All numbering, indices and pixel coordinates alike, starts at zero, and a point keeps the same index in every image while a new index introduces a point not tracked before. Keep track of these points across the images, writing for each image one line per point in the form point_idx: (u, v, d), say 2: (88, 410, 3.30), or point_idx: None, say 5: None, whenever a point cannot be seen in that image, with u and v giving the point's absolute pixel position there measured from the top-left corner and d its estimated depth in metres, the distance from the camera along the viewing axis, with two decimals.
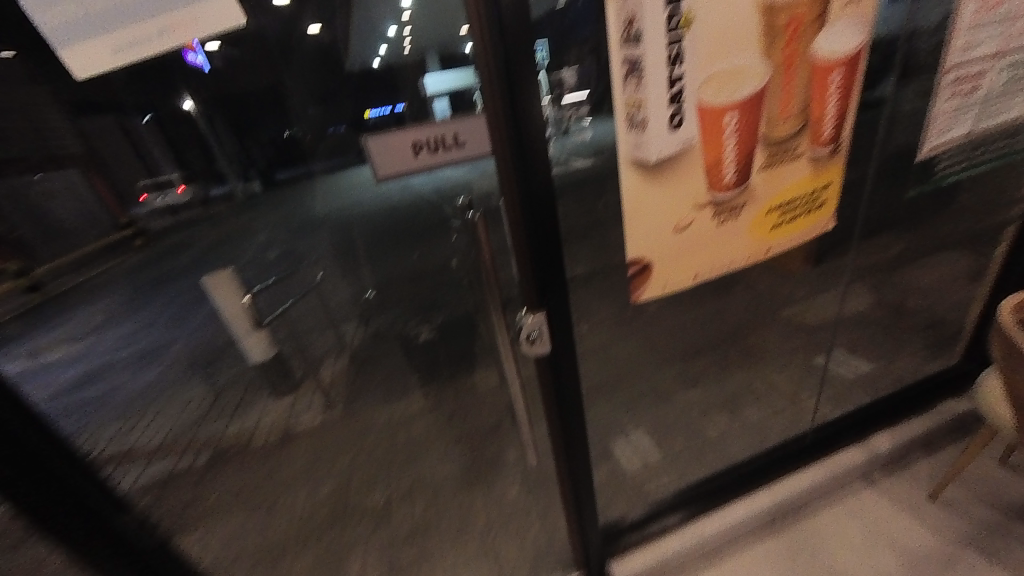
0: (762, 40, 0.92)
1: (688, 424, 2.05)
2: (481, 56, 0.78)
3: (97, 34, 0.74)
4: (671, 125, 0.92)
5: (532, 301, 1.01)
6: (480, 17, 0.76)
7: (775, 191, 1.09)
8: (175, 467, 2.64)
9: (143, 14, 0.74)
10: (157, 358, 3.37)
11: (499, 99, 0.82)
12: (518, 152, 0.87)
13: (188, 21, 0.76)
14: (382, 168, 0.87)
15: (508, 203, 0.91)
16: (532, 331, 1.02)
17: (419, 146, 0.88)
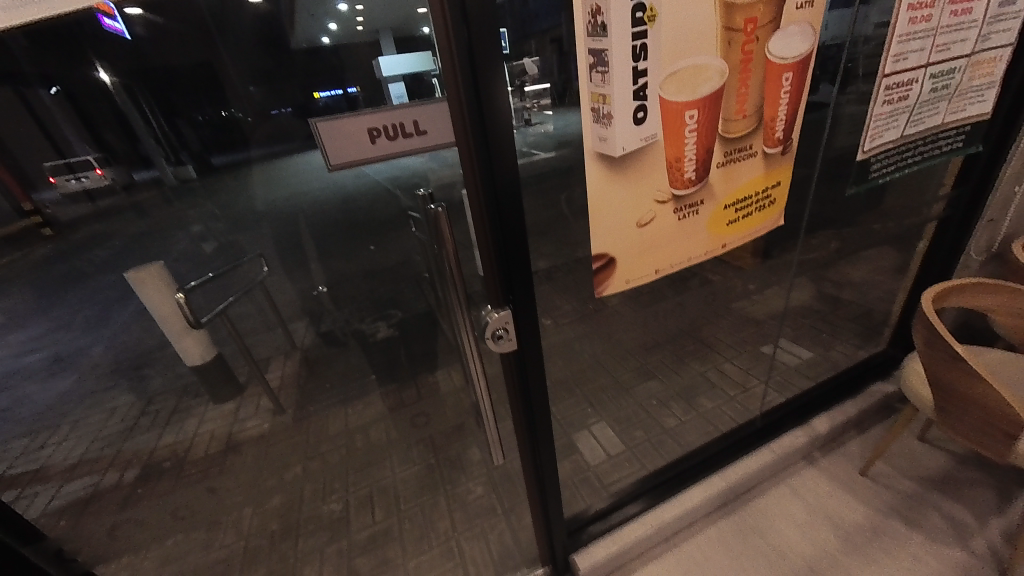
0: (721, 39, 0.93)
1: (646, 413, 2.16)
2: (441, 35, 0.73)
3: None
4: (636, 120, 0.91)
5: (497, 297, 0.98)
6: (443, 1, 0.71)
7: (731, 188, 1.13)
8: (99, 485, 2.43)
9: None
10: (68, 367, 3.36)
11: (462, 88, 0.78)
12: (483, 143, 0.83)
13: None
14: (335, 154, 0.78)
15: (471, 198, 0.87)
16: (498, 328, 0.99)
17: (377, 132, 0.80)
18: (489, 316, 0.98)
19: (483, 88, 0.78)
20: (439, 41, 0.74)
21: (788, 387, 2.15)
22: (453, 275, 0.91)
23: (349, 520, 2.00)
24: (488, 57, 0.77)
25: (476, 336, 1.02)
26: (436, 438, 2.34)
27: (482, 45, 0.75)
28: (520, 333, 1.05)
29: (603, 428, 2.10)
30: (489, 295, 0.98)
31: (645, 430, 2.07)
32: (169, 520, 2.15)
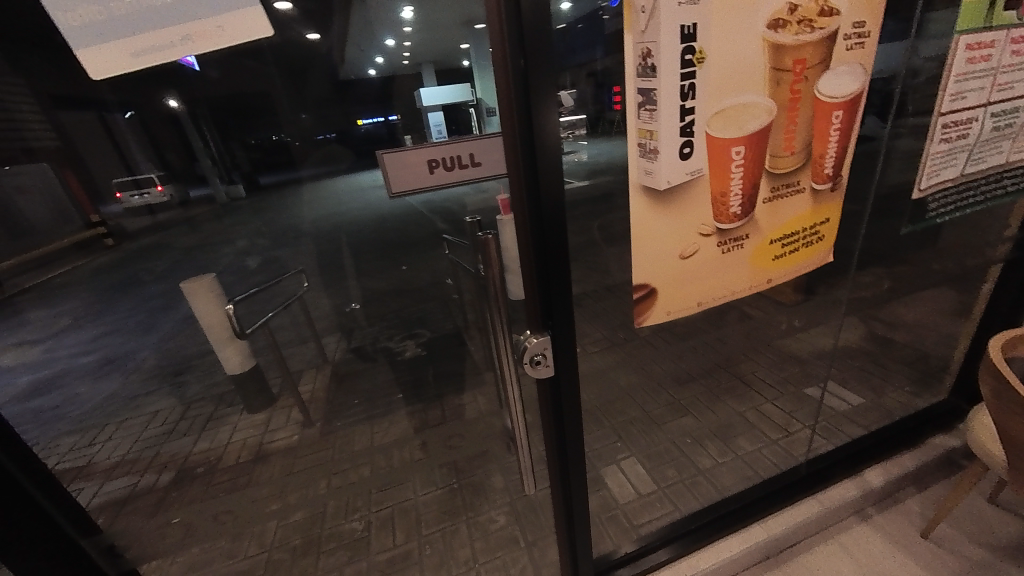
0: (769, 79, 0.94)
1: (679, 453, 2.17)
2: (500, 75, 0.77)
3: (113, 36, 0.74)
4: (681, 156, 0.92)
5: (537, 323, 0.99)
6: (503, 43, 0.75)
7: (778, 223, 1.11)
8: (137, 485, 2.56)
9: (168, 21, 0.74)
10: (126, 372, 3.77)
11: (516, 122, 0.80)
12: (532, 174, 0.84)
13: (210, 31, 0.75)
14: (396, 183, 0.84)
15: (517, 227, 0.89)
16: (536, 354, 0.99)
17: (435, 163, 0.85)
18: (525, 341, 0.99)
19: (535, 124, 0.80)
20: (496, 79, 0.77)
21: (835, 433, 2.09)
22: (495, 300, 0.93)
23: (370, 541, 1.98)
24: (543, 95, 0.79)
25: (513, 360, 1.03)
26: (460, 460, 2.33)
27: (537, 83, 0.78)
28: (558, 359, 1.04)
29: (633, 464, 2.14)
30: (529, 322, 1.00)
31: (678, 469, 2.08)
32: (198, 525, 2.20)
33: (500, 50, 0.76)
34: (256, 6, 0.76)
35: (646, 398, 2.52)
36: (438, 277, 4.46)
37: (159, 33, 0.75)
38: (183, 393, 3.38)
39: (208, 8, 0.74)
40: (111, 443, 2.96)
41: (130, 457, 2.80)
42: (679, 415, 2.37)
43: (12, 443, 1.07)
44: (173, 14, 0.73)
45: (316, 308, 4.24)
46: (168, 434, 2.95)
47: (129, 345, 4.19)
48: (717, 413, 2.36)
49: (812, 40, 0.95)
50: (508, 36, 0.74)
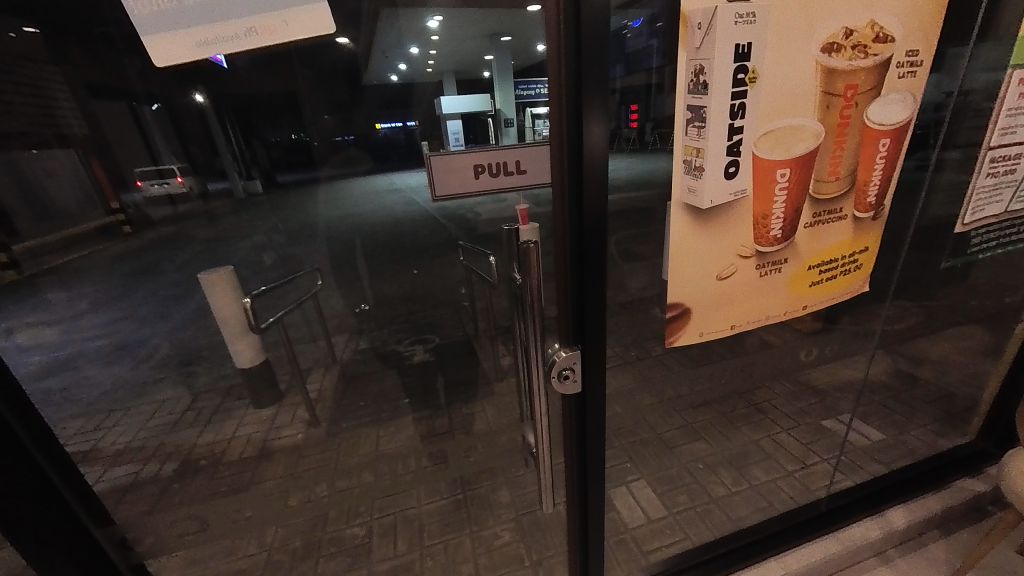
0: (819, 103, 0.93)
1: (692, 479, 2.12)
2: (553, 83, 0.76)
3: (179, 25, 0.75)
4: (726, 175, 0.91)
5: (568, 338, 0.97)
6: (560, 52, 0.74)
7: (817, 249, 1.08)
8: (140, 474, 2.56)
9: (233, 13, 0.75)
10: (137, 359, 3.81)
11: (566, 131, 0.79)
12: (577, 185, 0.83)
13: (277, 25, 0.76)
14: (441, 186, 0.83)
15: (555, 238, 0.88)
16: (564, 368, 0.97)
17: (481, 168, 0.85)
18: (554, 355, 0.97)
19: (585, 134, 0.79)
20: (548, 87, 0.77)
21: (856, 469, 2.02)
22: (529, 311, 0.92)
23: (371, 548, 1.95)
24: (595, 106, 0.78)
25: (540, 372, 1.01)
26: (466, 470, 2.30)
27: (591, 93, 0.77)
28: (587, 375, 1.02)
29: (642, 486, 2.11)
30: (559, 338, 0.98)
31: (690, 495, 2.04)
32: (200, 519, 2.18)
33: (555, 58, 0.75)
34: (323, 4, 0.77)
35: (658, 419, 2.47)
36: (451, 284, 4.47)
37: (224, 23, 0.75)
38: (192, 382, 3.40)
39: (276, 4, 0.75)
40: (117, 430, 2.96)
41: (135, 444, 2.80)
42: (693, 440, 2.33)
43: (32, 421, 1.07)
44: (242, 7, 0.74)
45: (328, 306, 4.26)
46: (174, 424, 2.95)
47: (141, 332, 4.24)
48: (732, 440, 2.30)
49: (865, 66, 0.93)
50: (565, 45, 0.74)
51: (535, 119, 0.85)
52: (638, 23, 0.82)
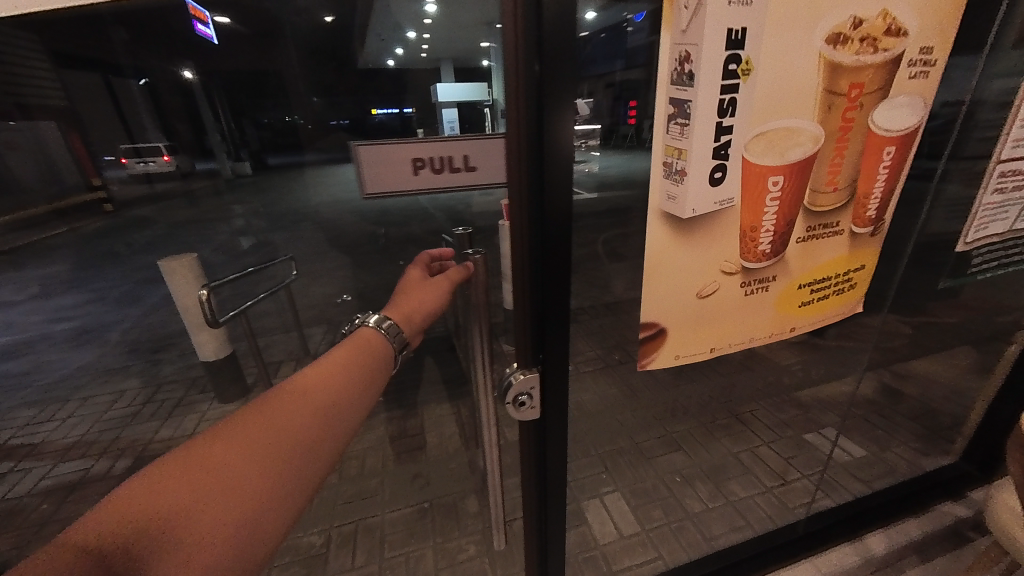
0: (820, 103, 0.82)
1: (667, 493, 2.05)
2: (509, 62, 0.63)
3: None
4: (711, 181, 0.79)
5: (526, 357, 0.86)
6: (517, 24, 0.61)
7: (810, 266, 0.98)
8: (89, 470, 2.42)
9: None
10: (101, 343, 3.64)
11: (524, 121, 0.66)
12: (536, 185, 0.71)
13: None
14: (372, 181, 0.72)
15: (513, 246, 0.76)
16: (521, 393, 0.87)
17: (420, 163, 0.73)
18: (510, 380, 0.86)
19: (547, 130, 0.67)
20: (504, 69, 0.64)
21: (836, 488, 1.97)
22: (478, 324, 0.87)
23: (327, 558, 1.84)
24: (558, 98, 0.66)
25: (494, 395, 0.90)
26: (435, 476, 2.19)
27: (554, 81, 0.64)
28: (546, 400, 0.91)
29: (616, 499, 2.02)
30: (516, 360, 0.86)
31: (665, 510, 1.96)
32: None
33: (509, 35, 0.62)
34: None
35: (638, 428, 2.38)
36: None
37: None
38: (155, 372, 3.24)
39: None
40: (70, 420, 2.81)
41: (87, 438, 2.65)
42: (672, 451, 2.25)
43: None
44: None
45: (306, 295, 4.11)
46: (132, 417, 2.79)
47: (107, 316, 4.05)
48: (711, 452, 2.23)
49: (873, 63, 0.82)
50: (522, 21, 0.60)
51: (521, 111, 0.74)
52: (639, 18, 0.76)
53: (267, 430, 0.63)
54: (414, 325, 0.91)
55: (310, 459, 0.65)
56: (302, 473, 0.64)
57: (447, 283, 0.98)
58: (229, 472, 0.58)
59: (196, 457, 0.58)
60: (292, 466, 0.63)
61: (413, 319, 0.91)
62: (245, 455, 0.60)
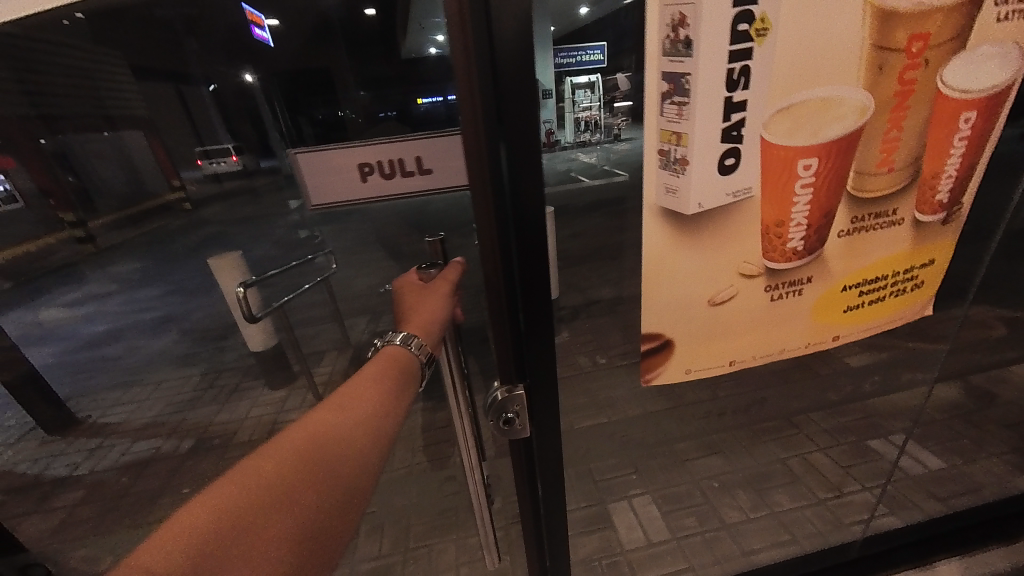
0: (867, 64, 0.65)
1: (703, 500, 1.91)
2: (457, 46, 0.56)
3: None
4: (721, 169, 0.66)
5: (509, 375, 0.79)
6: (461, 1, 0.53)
7: (857, 265, 0.81)
8: (160, 448, 2.70)
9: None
10: (174, 330, 4.03)
11: (481, 114, 0.59)
12: (502, 186, 0.63)
13: None
14: (321, 185, 0.83)
15: (483, 254, 0.69)
16: (507, 412, 0.81)
17: (367, 169, 0.82)
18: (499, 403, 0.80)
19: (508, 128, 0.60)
20: (454, 65, 0.58)
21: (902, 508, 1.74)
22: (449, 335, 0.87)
23: (357, 544, 1.92)
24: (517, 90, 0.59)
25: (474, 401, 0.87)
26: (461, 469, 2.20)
27: (509, 73, 0.58)
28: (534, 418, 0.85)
29: (646, 504, 1.92)
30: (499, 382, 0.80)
31: (699, 518, 1.84)
32: None
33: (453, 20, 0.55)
34: None
35: (672, 427, 2.23)
36: None
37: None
38: (215, 359, 3.52)
39: None
40: (147, 402, 3.15)
41: (157, 420, 2.94)
42: (710, 455, 2.08)
43: None
44: None
45: (349, 285, 4.28)
46: (196, 400, 3.08)
47: (179, 305, 4.47)
48: (754, 457, 2.05)
49: (944, 6, 0.64)
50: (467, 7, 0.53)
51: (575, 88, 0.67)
52: None
53: (310, 443, 0.61)
54: (436, 334, 0.79)
55: (359, 458, 0.63)
56: (347, 478, 0.61)
57: (448, 286, 0.85)
58: (276, 486, 0.56)
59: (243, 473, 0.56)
60: (339, 467, 0.61)
61: (433, 329, 0.79)
62: (292, 466, 0.58)
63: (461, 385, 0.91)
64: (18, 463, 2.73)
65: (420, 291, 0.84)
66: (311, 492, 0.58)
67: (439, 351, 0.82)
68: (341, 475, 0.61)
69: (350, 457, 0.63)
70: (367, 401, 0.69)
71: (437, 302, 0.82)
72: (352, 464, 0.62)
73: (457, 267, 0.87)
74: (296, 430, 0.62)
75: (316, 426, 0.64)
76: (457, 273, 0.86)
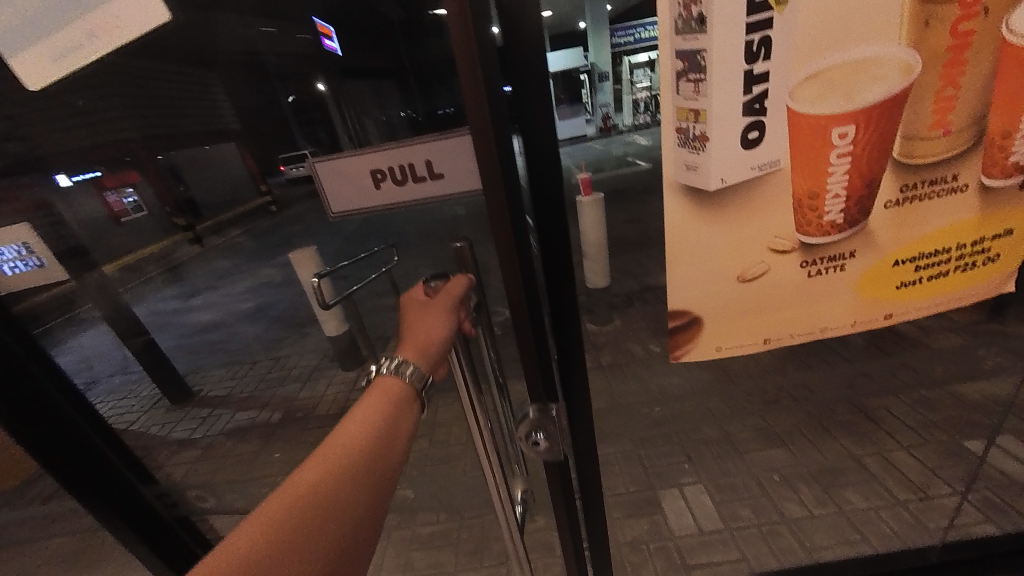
0: (909, 19, 0.61)
1: (760, 490, 1.84)
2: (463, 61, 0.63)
3: (29, 43, 0.78)
4: (743, 143, 0.66)
5: (538, 394, 0.92)
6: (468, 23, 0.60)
7: (911, 235, 0.75)
8: (256, 419, 3.13)
9: (69, 19, 0.76)
10: (263, 318, 4.58)
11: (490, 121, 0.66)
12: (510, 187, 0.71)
13: (110, 22, 0.76)
14: (340, 195, 0.93)
15: (500, 247, 0.76)
16: (536, 429, 0.94)
17: (380, 175, 0.91)
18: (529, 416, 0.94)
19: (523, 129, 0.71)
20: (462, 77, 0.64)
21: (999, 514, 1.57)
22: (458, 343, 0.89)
23: (415, 512, 2.09)
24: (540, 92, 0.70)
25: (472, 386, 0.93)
26: None
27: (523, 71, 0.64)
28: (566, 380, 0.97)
29: (698, 492, 1.87)
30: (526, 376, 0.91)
31: (755, 510, 1.77)
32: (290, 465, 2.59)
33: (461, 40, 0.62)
34: None
35: (729, 417, 2.16)
36: None
37: (66, 36, 0.77)
38: (297, 344, 3.98)
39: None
40: (244, 380, 3.63)
41: (254, 395, 3.39)
42: (771, 447, 1.99)
43: None
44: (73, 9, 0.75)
45: None
46: (282, 379, 3.51)
47: (265, 296, 5.07)
48: (823, 451, 1.92)
49: None
50: (472, 26, 0.60)
51: (635, 67, 0.68)
52: None
53: (297, 502, 0.59)
54: (433, 355, 0.78)
55: (349, 513, 0.60)
56: (339, 536, 0.58)
57: (448, 302, 0.85)
58: (262, 555, 0.53)
59: (222, 554, 0.53)
60: (330, 521, 0.59)
61: (430, 353, 0.79)
62: (280, 530, 0.56)
63: (478, 397, 0.95)
64: (149, 426, 3.25)
65: (423, 304, 0.85)
66: (290, 571, 0.53)
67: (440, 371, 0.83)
68: (317, 538, 0.57)
69: (340, 512, 0.60)
70: (353, 448, 0.65)
71: (434, 322, 0.82)
72: (343, 515, 0.60)
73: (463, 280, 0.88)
74: (285, 490, 0.60)
75: (304, 482, 0.61)
76: (463, 286, 0.88)
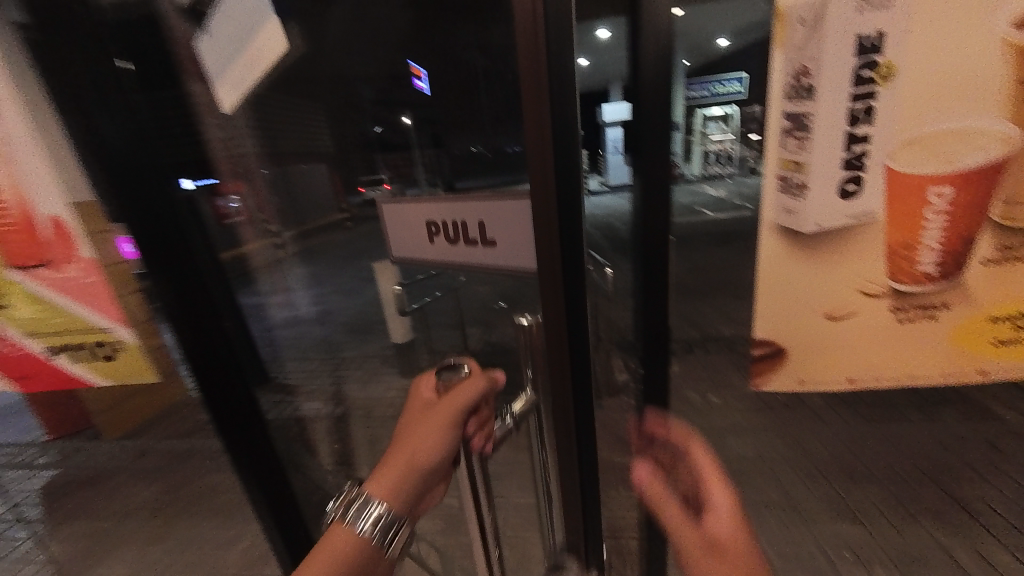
0: (1012, 98, 0.68)
1: (828, 563, 1.71)
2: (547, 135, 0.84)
3: (224, 75, 1.43)
4: (840, 194, 0.75)
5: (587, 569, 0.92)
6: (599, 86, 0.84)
7: (1011, 295, 0.78)
8: (321, 410, 3.39)
9: (240, 54, 1.36)
10: (335, 320, 5.02)
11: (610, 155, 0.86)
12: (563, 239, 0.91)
13: (258, 50, 1.33)
14: (406, 237, 1.24)
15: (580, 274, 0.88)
16: None
17: (436, 228, 1.15)
18: None
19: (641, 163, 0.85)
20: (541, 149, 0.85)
21: None
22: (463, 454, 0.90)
23: None
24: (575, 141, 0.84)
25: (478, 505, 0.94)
26: None
27: (650, 117, 0.82)
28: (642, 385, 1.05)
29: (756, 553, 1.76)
30: (552, 395, 1.05)
31: None
32: (349, 455, 2.80)
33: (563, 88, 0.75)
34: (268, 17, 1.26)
35: (793, 481, 2.05)
36: None
37: (241, 68, 1.39)
38: (363, 347, 4.32)
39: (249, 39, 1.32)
40: (314, 373, 3.98)
41: (321, 388, 3.70)
42: (841, 521, 1.85)
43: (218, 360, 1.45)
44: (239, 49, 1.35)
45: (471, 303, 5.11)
46: (347, 377, 3.81)
47: (338, 301, 5.55)
48: (904, 537, 1.76)
49: None
50: None
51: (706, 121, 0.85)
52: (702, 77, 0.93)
53: None
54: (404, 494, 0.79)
55: None
56: None
57: (443, 421, 0.84)
58: None
59: None
60: None
61: (404, 485, 0.80)
62: None
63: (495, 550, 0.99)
64: None
65: (423, 411, 0.87)
66: None
67: (424, 492, 0.84)
68: None
69: None
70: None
71: (427, 434, 0.83)
72: None
73: (476, 381, 0.89)
74: None
75: None
76: (477, 388, 0.88)
